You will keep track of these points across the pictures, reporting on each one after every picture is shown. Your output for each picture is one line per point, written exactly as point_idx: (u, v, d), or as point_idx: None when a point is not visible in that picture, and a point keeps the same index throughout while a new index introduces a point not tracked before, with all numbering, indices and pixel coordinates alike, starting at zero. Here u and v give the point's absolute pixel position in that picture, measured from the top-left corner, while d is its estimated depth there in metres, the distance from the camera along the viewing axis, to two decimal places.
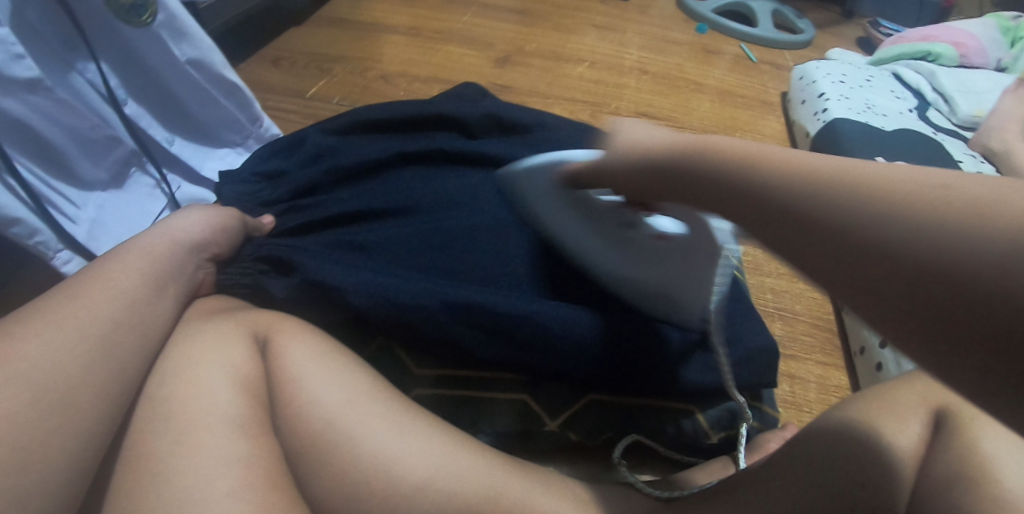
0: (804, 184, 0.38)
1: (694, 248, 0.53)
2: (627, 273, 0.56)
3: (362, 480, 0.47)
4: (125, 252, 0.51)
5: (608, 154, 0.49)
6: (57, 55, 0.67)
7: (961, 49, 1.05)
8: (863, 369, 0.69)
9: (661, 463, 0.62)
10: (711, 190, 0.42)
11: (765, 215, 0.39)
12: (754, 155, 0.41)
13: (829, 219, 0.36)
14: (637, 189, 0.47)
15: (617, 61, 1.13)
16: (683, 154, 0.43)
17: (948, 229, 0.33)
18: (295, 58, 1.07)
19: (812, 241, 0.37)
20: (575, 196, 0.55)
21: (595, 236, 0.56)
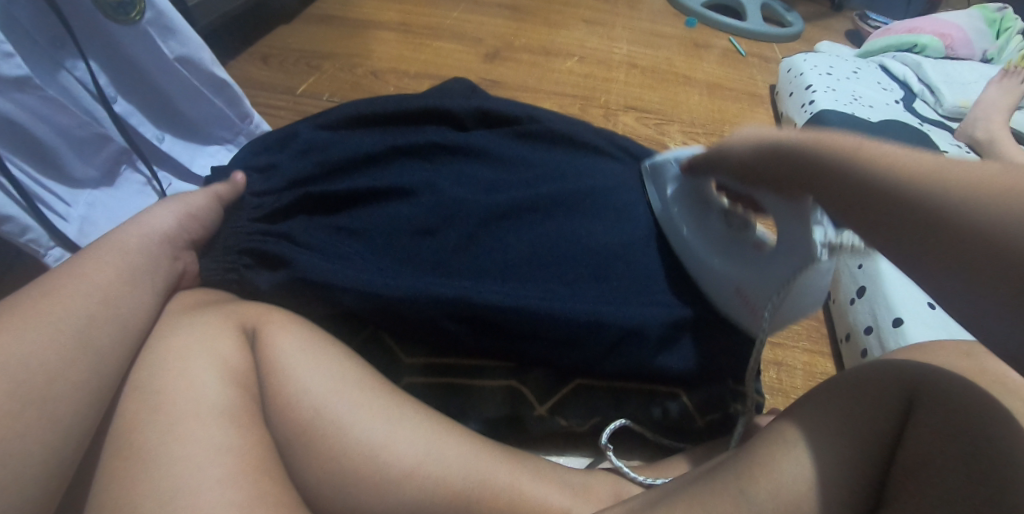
0: (899, 170, 0.42)
1: (790, 259, 0.51)
2: (715, 270, 0.56)
3: (351, 467, 0.48)
4: (96, 249, 0.51)
5: (731, 146, 0.52)
6: (46, 53, 0.67)
7: (946, 40, 1.06)
8: (848, 356, 0.70)
9: (645, 447, 0.64)
10: (817, 180, 0.46)
11: (864, 198, 0.43)
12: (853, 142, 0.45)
13: (909, 200, 0.41)
14: (742, 172, 0.51)
15: (606, 56, 1.14)
16: (800, 145, 0.47)
17: (1006, 211, 0.38)
18: (285, 55, 1.07)
19: (893, 219, 0.42)
20: (693, 185, 0.57)
21: (695, 228, 0.57)
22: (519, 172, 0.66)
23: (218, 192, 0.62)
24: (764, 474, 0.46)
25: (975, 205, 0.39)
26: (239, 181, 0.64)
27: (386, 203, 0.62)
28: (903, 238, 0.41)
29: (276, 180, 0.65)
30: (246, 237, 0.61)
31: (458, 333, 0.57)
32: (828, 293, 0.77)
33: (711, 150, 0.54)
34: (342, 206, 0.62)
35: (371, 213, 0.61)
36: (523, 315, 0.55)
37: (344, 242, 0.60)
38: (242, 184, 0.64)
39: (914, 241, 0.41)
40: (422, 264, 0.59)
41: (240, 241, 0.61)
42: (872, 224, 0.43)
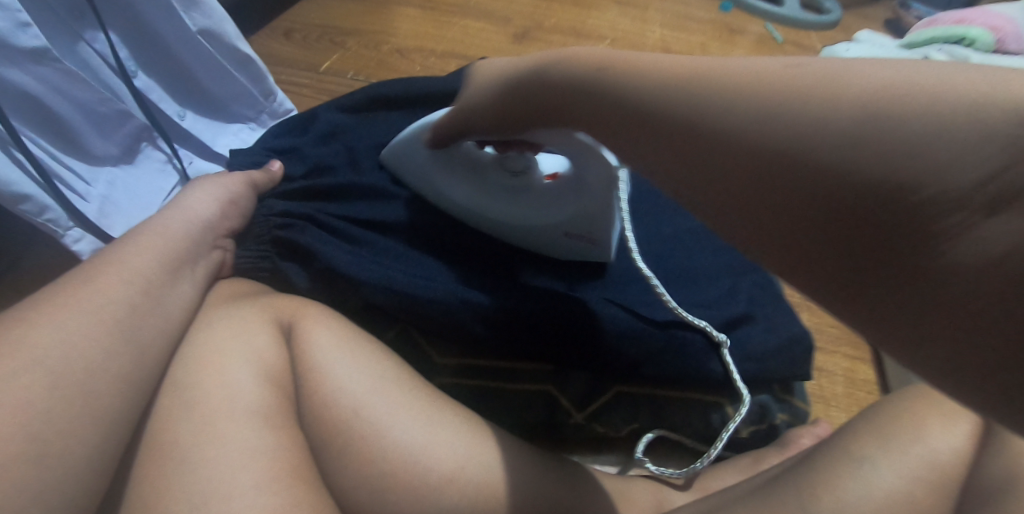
0: (679, 94, 0.37)
1: (590, 182, 0.53)
2: (524, 221, 0.57)
3: (389, 473, 0.45)
4: (139, 236, 0.50)
5: (467, 93, 0.50)
6: (66, 24, 0.64)
7: (997, 34, 1.01)
8: (892, 369, 0.67)
9: (688, 453, 0.60)
10: (583, 104, 0.42)
11: (668, 141, 0.37)
12: (675, 66, 0.39)
13: (712, 134, 0.36)
14: (511, 111, 0.47)
15: (638, 39, 1.10)
16: (536, 71, 0.45)
17: (828, 125, 0.32)
18: (307, 30, 1.04)
19: (704, 169, 0.36)
20: (451, 152, 0.58)
21: (480, 189, 0.59)
22: None
23: (253, 176, 0.59)
24: (827, 490, 0.45)
25: (783, 123, 0.33)
26: (276, 170, 0.62)
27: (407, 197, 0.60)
28: (736, 202, 0.35)
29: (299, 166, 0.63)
30: (275, 223, 0.59)
31: (490, 339, 0.55)
32: None
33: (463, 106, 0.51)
34: (354, 196, 0.60)
35: (374, 204, 0.60)
36: (554, 326, 0.54)
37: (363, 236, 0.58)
38: (279, 173, 0.62)
39: (744, 198, 0.34)
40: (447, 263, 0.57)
41: (270, 231, 0.59)
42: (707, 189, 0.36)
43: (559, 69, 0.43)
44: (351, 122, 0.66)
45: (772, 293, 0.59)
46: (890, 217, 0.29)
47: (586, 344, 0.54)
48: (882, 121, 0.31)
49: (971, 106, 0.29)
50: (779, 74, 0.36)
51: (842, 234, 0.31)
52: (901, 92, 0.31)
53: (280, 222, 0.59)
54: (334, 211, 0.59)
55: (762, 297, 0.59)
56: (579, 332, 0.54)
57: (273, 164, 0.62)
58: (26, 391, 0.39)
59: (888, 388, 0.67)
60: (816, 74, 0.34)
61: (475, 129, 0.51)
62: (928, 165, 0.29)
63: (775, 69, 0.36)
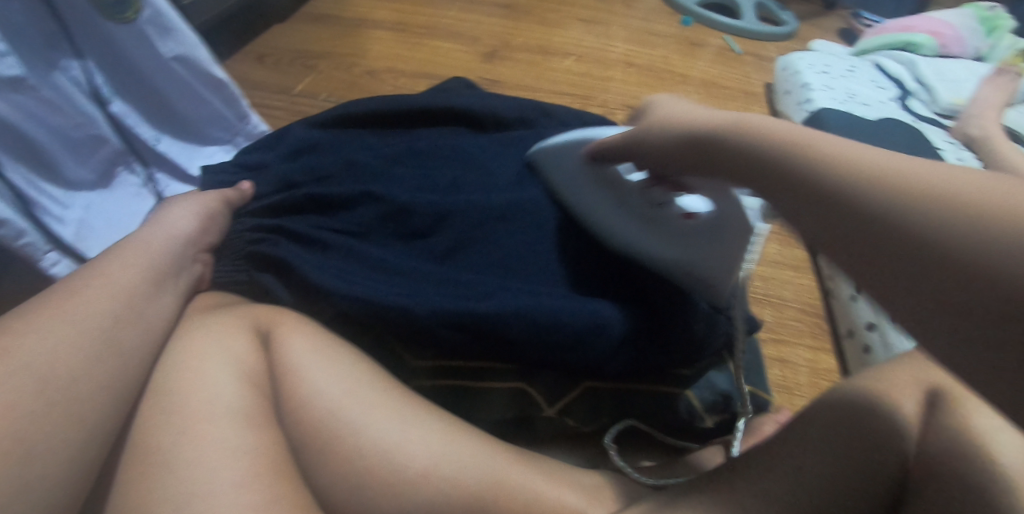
0: (836, 170, 0.41)
1: (739, 224, 0.54)
2: (654, 248, 0.56)
3: (366, 469, 0.47)
4: (119, 250, 0.51)
5: (648, 134, 0.53)
6: (41, 52, 0.66)
7: (940, 39, 1.07)
8: (851, 353, 0.70)
9: (654, 448, 0.63)
10: (751, 164, 0.46)
11: (811, 195, 0.42)
12: (842, 150, 0.42)
13: (863, 203, 0.39)
14: (673, 160, 0.52)
15: (602, 54, 1.14)
16: (727, 131, 0.48)
17: (958, 214, 0.36)
18: (280, 55, 1.06)
19: (831, 210, 0.40)
20: (600, 173, 0.59)
21: (623, 215, 0.57)
22: (507, 163, 0.65)
23: (226, 194, 0.62)
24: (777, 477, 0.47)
25: (938, 213, 0.37)
26: (247, 189, 0.64)
27: (377, 205, 0.61)
28: (855, 244, 0.39)
29: (264, 182, 0.65)
30: (247, 239, 0.61)
31: (458, 342, 0.55)
32: (830, 290, 0.77)
33: (625, 139, 0.55)
34: (329, 207, 0.61)
35: (363, 212, 0.61)
36: (519, 325, 0.54)
37: (334, 250, 0.59)
38: (249, 192, 0.64)
39: (861, 245, 0.39)
40: (408, 276, 0.57)
41: (244, 247, 0.61)
42: (822, 232, 0.41)
43: (747, 138, 0.46)
44: (321, 138, 0.68)
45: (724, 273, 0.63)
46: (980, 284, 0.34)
47: (548, 341, 0.54)
48: (1000, 213, 0.35)
49: None
50: (939, 171, 0.39)
51: (933, 280, 0.36)
52: (1002, 190, 0.36)
53: (253, 236, 0.61)
54: (315, 222, 0.61)
55: None
56: (536, 328, 0.54)
57: (244, 185, 0.64)
58: (10, 392, 0.41)
59: (848, 370, 0.70)
60: (966, 182, 0.38)
61: (631, 158, 0.55)
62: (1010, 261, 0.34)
63: (934, 170, 0.39)
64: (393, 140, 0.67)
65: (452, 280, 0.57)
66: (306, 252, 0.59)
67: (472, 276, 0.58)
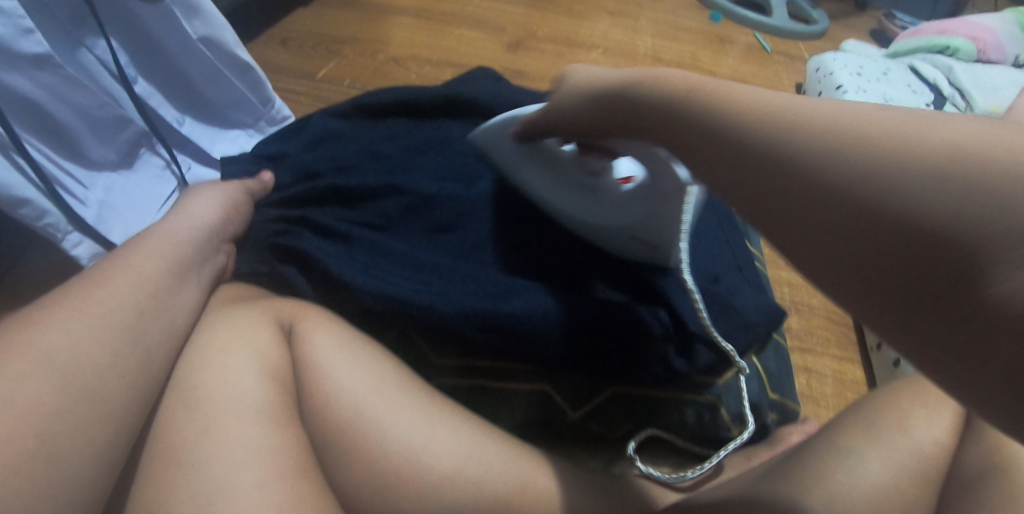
0: (757, 130, 0.37)
1: (668, 187, 0.52)
2: (598, 220, 0.58)
3: (388, 470, 0.46)
4: (144, 239, 0.51)
5: (565, 98, 0.50)
6: (66, 31, 0.65)
7: (979, 44, 1.04)
8: (879, 365, 0.69)
9: (677, 457, 0.61)
10: (673, 125, 0.41)
11: (734, 158, 0.37)
12: (763, 104, 0.38)
13: (791, 169, 0.35)
14: (587, 124, 0.48)
15: (630, 48, 1.12)
16: (631, 88, 0.44)
17: (900, 168, 0.32)
18: (303, 39, 1.05)
19: (762, 178, 0.36)
20: (535, 149, 0.60)
21: (556, 185, 0.60)
22: None
23: (249, 185, 0.61)
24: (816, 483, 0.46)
25: (872, 170, 0.33)
26: (267, 181, 0.63)
27: (401, 198, 0.60)
28: (790, 212, 0.35)
29: (286, 173, 0.64)
30: (271, 230, 0.59)
31: (483, 342, 0.54)
32: None
33: (548, 111, 0.53)
34: (354, 198, 0.60)
35: (387, 204, 0.60)
36: (541, 325, 0.53)
37: (357, 243, 0.58)
38: (270, 183, 0.64)
39: (803, 219, 0.34)
40: (431, 271, 0.56)
41: (266, 238, 0.59)
42: (758, 208, 0.36)
43: (653, 94, 0.42)
44: (343, 129, 0.67)
45: (748, 275, 0.62)
46: (925, 246, 0.31)
47: (568, 343, 0.54)
48: (953, 168, 0.31)
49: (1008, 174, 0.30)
50: (863, 120, 0.35)
51: (869, 248, 0.32)
52: (937, 135, 0.33)
53: (276, 228, 0.60)
54: (338, 213, 0.60)
55: (738, 280, 0.61)
56: (559, 330, 0.54)
57: (265, 176, 0.63)
58: (38, 384, 0.40)
59: (875, 383, 0.69)
60: (898, 131, 0.34)
61: (553, 132, 0.53)
62: (961, 224, 0.30)
63: (860, 119, 0.35)
64: (415, 132, 0.66)
65: (474, 276, 0.56)
66: (331, 245, 0.58)
67: (495, 271, 0.57)
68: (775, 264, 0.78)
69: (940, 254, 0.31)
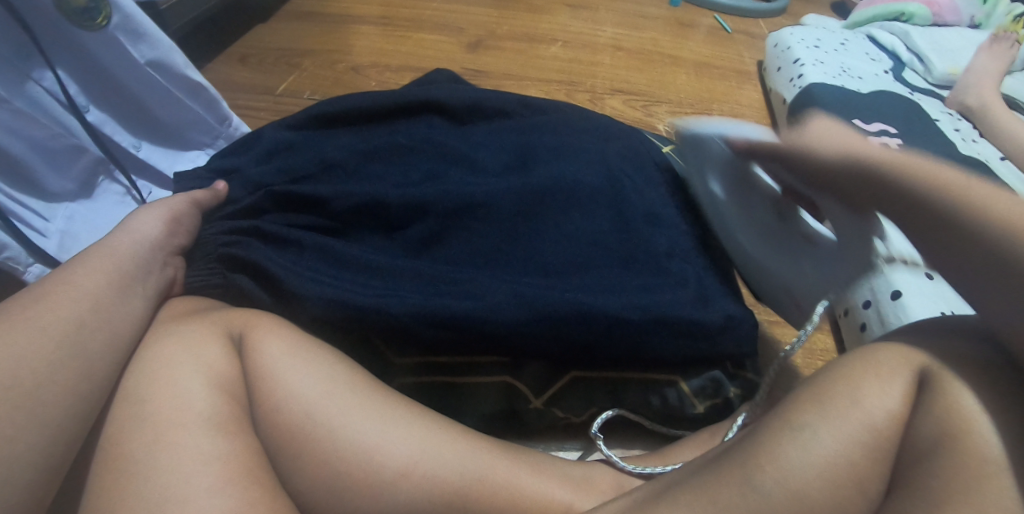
0: (981, 209, 0.41)
1: (848, 253, 0.53)
2: (768, 261, 0.58)
3: (343, 470, 0.46)
4: (87, 256, 0.50)
5: (822, 149, 0.50)
6: (10, 64, 0.64)
7: (933, 8, 1.04)
8: (847, 331, 0.69)
9: (648, 435, 0.62)
10: (902, 196, 0.44)
11: (921, 215, 0.43)
12: (998, 198, 0.41)
13: (1002, 247, 0.39)
14: (824, 180, 0.50)
15: (591, 39, 1.12)
16: (877, 160, 0.46)
17: None
18: (263, 55, 1.05)
19: (970, 248, 0.41)
20: (740, 171, 0.59)
21: (751, 225, 0.59)
22: (495, 153, 0.65)
23: (197, 197, 0.60)
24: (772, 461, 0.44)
25: None
26: (221, 189, 0.62)
27: (350, 197, 0.60)
28: (979, 273, 0.40)
29: (238, 184, 0.63)
30: (222, 241, 0.59)
31: (437, 340, 0.55)
32: None
33: (791, 152, 0.52)
34: (305, 203, 0.60)
35: (345, 206, 0.60)
36: (492, 321, 0.53)
37: (310, 251, 0.58)
38: (223, 193, 0.62)
39: (1009, 290, 0.39)
40: (384, 273, 0.57)
41: (216, 249, 0.59)
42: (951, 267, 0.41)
43: (887, 167, 0.46)
44: (297, 139, 0.67)
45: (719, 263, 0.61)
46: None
47: (524, 334, 0.54)
48: None
49: None
50: None
51: None
52: None
53: (229, 239, 0.59)
54: (293, 222, 0.60)
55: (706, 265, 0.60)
56: (517, 321, 0.53)
57: (219, 183, 0.63)
58: None
59: (845, 347, 0.69)
60: None
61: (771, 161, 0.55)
62: None
63: None
64: (370, 137, 0.66)
65: (424, 276, 0.56)
66: (278, 252, 0.58)
67: (446, 263, 0.58)
68: None
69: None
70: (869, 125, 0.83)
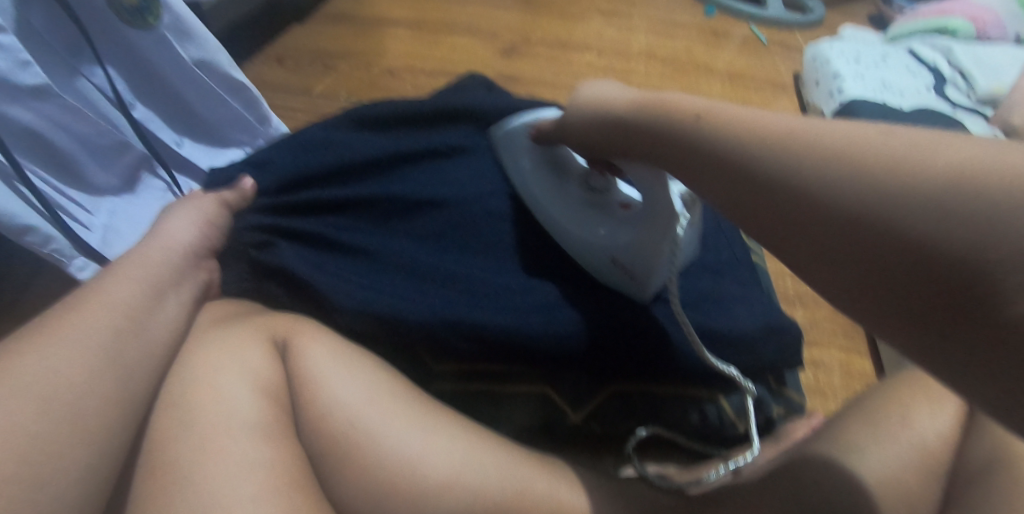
0: (763, 145, 0.39)
1: (658, 215, 0.53)
2: (587, 233, 0.59)
3: (386, 480, 0.46)
4: (122, 264, 0.51)
5: (575, 114, 0.53)
6: (64, 59, 0.65)
7: (978, 23, 1.03)
8: (887, 355, 0.68)
9: (680, 454, 0.61)
10: (686, 146, 0.44)
11: (709, 161, 0.42)
12: (779, 134, 0.39)
13: (782, 177, 0.38)
14: (592, 139, 0.52)
15: (624, 47, 1.12)
16: (638, 110, 0.48)
17: (898, 188, 0.33)
18: (299, 55, 1.06)
19: (748, 192, 0.39)
20: (549, 153, 0.62)
21: (570, 207, 0.61)
22: None
23: (225, 197, 0.60)
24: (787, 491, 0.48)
25: (866, 180, 0.34)
26: (249, 187, 0.62)
27: (382, 205, 0.61)
28: (761, 219, 0.39)
29: (269, 177, 0.62)
30: (251, 241, 0.59)
31: (473, 352, 0.54)
32: None
33: (558, 125, 0.56)
34: (346, 207, 0.61)
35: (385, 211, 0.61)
36: (521, 333, 0.53)
37: (345, 253, 0.58)
38: (251, 189, 0.62)
39: (799, 233, 0.36)
40: (420, 280, 0.57)
41: (244, 249, 0.59)
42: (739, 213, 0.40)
43: (655, 114, 0.46)
44: (332, 137, 0.65)
45: (757, 288, 0.60)
46: (901, 249, 0.32)
47: (563, 348, 0.54)
48: (965, 200, 0.31)
49: (967, 200, 0.31)
50: (875, 135, 0.36)
51: (830, 243, 0.35)
52: (925, 146, 0.34)
53: (255, 238, 0.59)
54: (327, 221, 0.60)
55: (744, 290, 0.59)
56: (548, 335, 0.53)
57: (245, 180, 0.62)
58: (14, 416, 0.40)
59: (883, 373, 0.68)
60: (903, 147, 0.35)
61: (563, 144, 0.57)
62: (942, 229, 0.31)
63: (866, 134, 0.36)
64: (405, 141, 0.64)
65: (459, 289, 0.56)
66: (314, 253, 0.58)
67: (488, 273, 0.58)
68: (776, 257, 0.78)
69: (883, 238, 0.33)
70: None
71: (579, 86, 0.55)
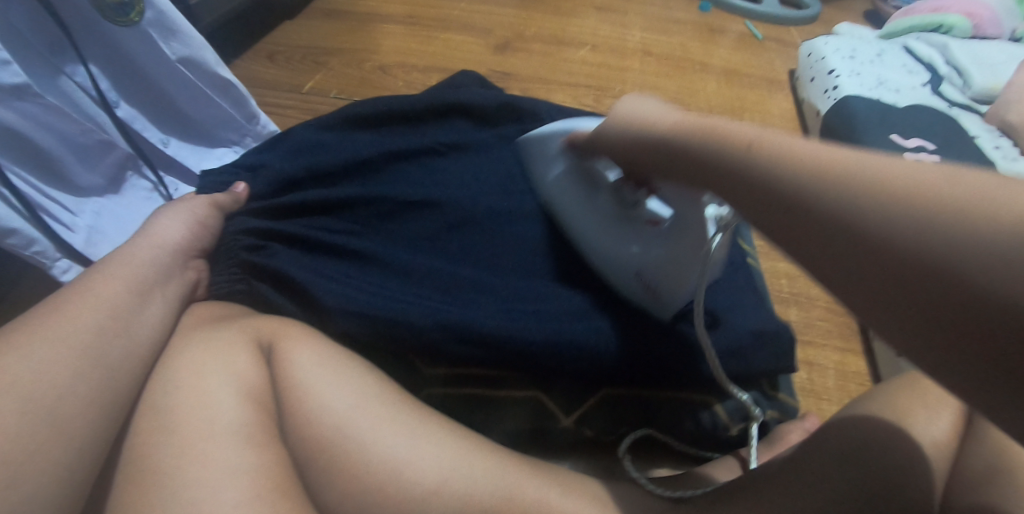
0: (803, 176, 0.37)
1: (688, 236, 0.52)
2: (616, 249, 0.57)
3: (372, 486, 0.45)
4: (108, 263, 0.51)
5: (611, 131, 0.51)
6: (44, 58, 0.64)
7: (974, 20, 1.02)
8: (882, 357, 0.67)
9: (674, 457, 0.61)
10: (714, 171, 0.41)
11: (746, 189, 0.39)
12: (819, 162, 0.37)
13: (823, 210, 0.36)
14: (629, 157, 0.49)
15: (619, 43, 1.11)
16: (677, 132, 0.45)
17: (948, 230, 0.32)
18: (290, 52, 1.05)
19: (787, 219, 0.37)
20: (582, 165, 0.58)
21: (601, 222, 0.58)
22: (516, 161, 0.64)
23: (217, 199, 0.60)
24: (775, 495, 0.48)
25: (922, 221, 0.33)
26: (241, 192, 0.62)
27: (375, 205, 0.60)
28: (803, 247, 0.37)
29: (261, 182, 0.62)
30: (243, 245, 0.58)
31: (469, 356, 0.53)
32: None
33: (596, 138, 0.53)
34: (340, 209, 0.60)
35: (377, 211, 0.60)
36: (514, 335, 0.52)
37: (340, 256, 0.57)
38: (244, 194, 0.62)
39: (841, 263, 0.35)
40: (412, 282, 0.56)
41: (237, 253, 0.58)
42: (773, 232, 0.38)
43: (694, 137, 0.43)
44: (324, 140, 0.65)
45: (752, 291, 0.60)
46: (918, 269, 0.33)
47: (560, 353, 0.53)
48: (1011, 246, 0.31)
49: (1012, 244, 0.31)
50: (925, 171, 0.35)
51: (876, 278, 0.34)
52: (972, 186, 0.33)
53: (249, 241, 0.58)
54: (322, 223, 0.59)
55: (740, 293, 0.59)
56: (545, 338, 0.52)
57: (237, 187, 0.62)
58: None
59: (880, 376, 0.67)
60: (942, 181, 0.34)
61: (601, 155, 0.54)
62: (986, 268, 0.31)
63: (912, 169, 0.35)
64: (397, 141, 0.64)
65: (451, 292, 0.55)
66: (307, 256, 0.57)
67: (482, 273, 0.57)
68: (771, 256, 0.77)
69: (931, 279, 0.32)
70: (906, 141, 0.81)
71: (617, 102, 0.51)
